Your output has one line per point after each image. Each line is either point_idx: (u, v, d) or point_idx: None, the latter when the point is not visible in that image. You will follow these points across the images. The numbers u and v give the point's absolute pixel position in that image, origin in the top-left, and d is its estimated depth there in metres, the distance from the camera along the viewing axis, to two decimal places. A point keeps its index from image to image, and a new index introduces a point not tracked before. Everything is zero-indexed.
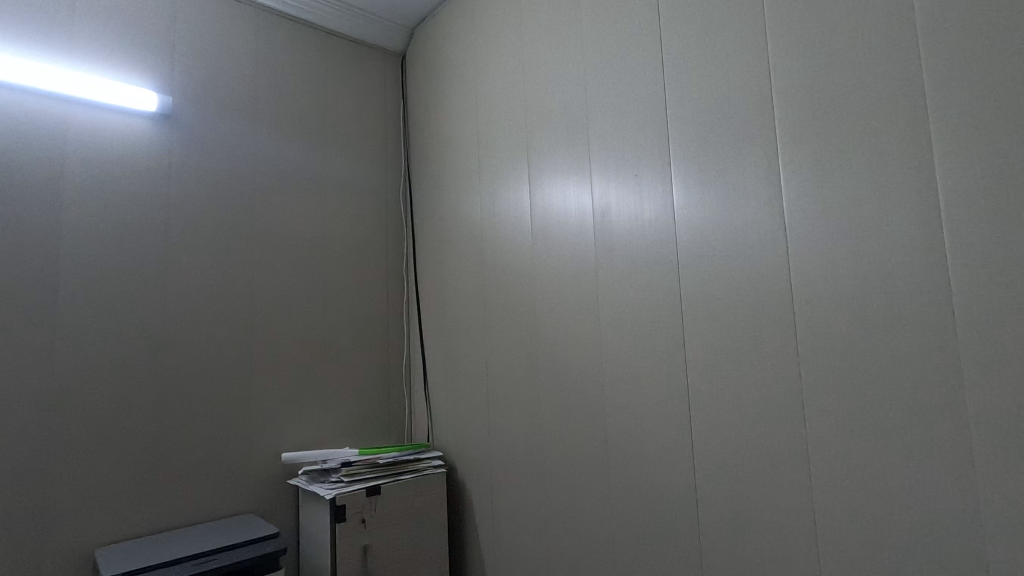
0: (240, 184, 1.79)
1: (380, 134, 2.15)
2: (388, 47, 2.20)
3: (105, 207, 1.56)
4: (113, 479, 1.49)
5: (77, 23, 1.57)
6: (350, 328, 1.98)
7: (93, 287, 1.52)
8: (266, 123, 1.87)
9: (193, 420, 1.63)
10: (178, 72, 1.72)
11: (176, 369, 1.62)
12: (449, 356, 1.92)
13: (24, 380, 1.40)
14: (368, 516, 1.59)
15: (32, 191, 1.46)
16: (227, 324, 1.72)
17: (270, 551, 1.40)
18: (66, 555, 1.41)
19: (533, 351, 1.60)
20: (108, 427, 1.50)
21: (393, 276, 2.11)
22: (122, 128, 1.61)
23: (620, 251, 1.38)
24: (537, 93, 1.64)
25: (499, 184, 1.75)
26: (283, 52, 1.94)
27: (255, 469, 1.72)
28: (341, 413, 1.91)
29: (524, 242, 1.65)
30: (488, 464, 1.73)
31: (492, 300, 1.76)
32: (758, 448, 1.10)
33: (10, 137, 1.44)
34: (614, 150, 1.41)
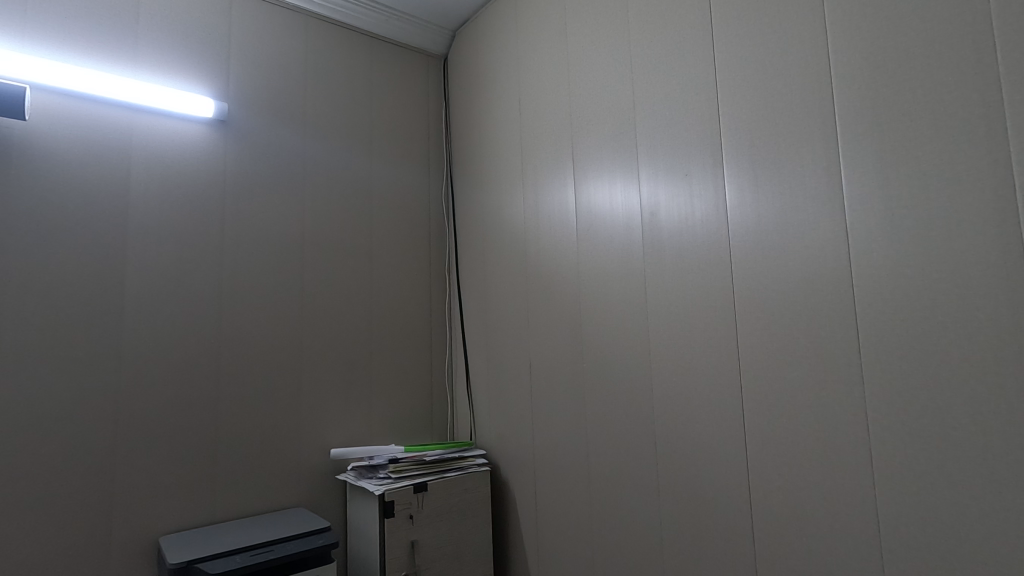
0: (290, 187, 1.84)
1: (423, 136, 2.17)
2: (430, 50, 2.22)
3: (167, 210, 1.62)
4: (175, 472, 1.56)
5: (141, 35, 1.64)
6: (395, 328, 2.01)
7: (155, 287, 1.59)
8: (315, 127, 1.92)
9: (248, 415, 1.69)
10: (233, 79, 1.78)
11: (232, 366, 1.68)
12: (492, 355, 1.94)
13: (95, 375, 1.48)
14: (415, 512, 1.62)
15: (102, 195, 1.54)
16: (278, 322, 1.77)
17: (322, 544, 1.44)
18: (132, 542, 1.48)
19: (578, 352, 1.60)
20: (170, 422, 1.57)
21: (435, 276, 2.14)
22: (182, 134, 1.67)
23: (669, 252, 1.36)
24: (582, 93, 1.63)
25: (543, 183, 1.75)
26: (331, 57, 1.98)
27: (306, 464, 1.77)
28: (386, 411, 1.95)
29: (569, 242, 1.65)
30: (532, 463, 1.74)
31: (535, 300, 1.76)
32: (815, 454, 1.07)
33: (81, 144, 1.52)
34: (664, 149, 1.39)
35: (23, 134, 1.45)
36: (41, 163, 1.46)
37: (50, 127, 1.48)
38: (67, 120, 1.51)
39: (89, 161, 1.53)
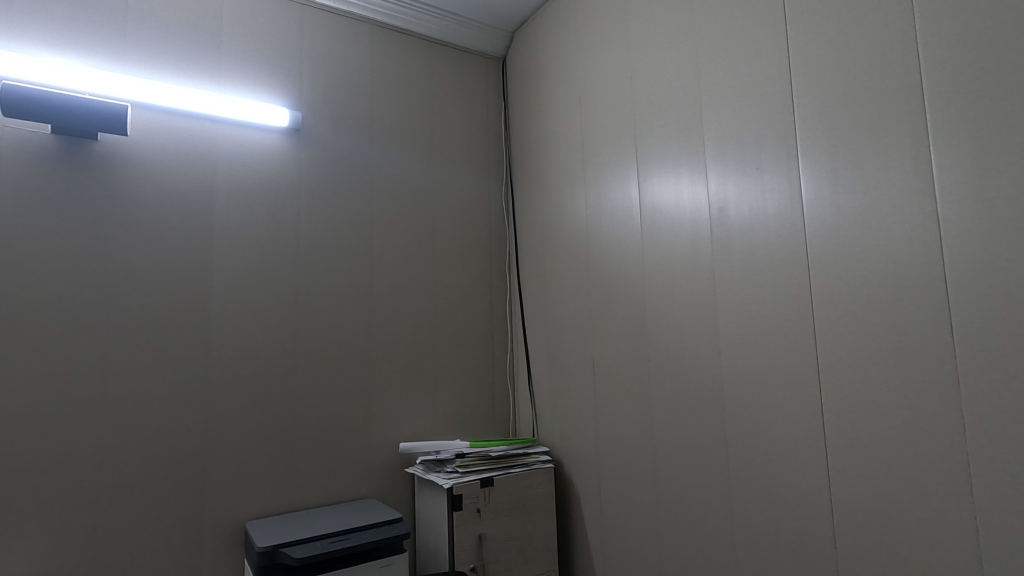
0: (358, 191, 1.92)
1: (482, 138, 2.21)
2: (489, 52, 2.26)
3: (249, 215, 1.72)
4: (258, 462, 1.66)
5: (224, 51, 1.74)
6: (458, 326, 2.05)
7: (239, 288, 1.69)
8: (380, 132, 1.99)
9: (322, 409, 1.77)
10: (305, 89, 1.87)
11: (308, 362, 1.77)
12: (554, 353, 1.95)
13: (188, 371, 1.59)
14: (482, 507, 1.66)
15: (191, 203, 1.65)
16: (349, 320, 1.85)
17: (396, 535, 1.50)
18: (222, 526, 1.59)
19: (643, 351, 1.59)
20: (252, 414, 1.66)
21: (496, 275, 2.17)
22: (261, 143, 1.77)
23: (739, 247, 1.33)
24: (646, 88, 1.61)
25: (605, 180, 1.74)
26: (395, 64, 2.05)
27: (376, 457, 1.84)
28: (450, 407, 2.00)
29: (633, 239, 1.64)
30: (596, 461, 1.74)
31: (598, 298, 1.76)
32: (903, 456, 1.03)
33: (172, 156, 1.63)
34: (733, 142, 1.36)
35: (123, 147, 1.57)
36: (139, 174, 1.58)
37: (146, 141, 1.60)
38: (160, 133, 1.62)
39: (179, 172, 1.64)
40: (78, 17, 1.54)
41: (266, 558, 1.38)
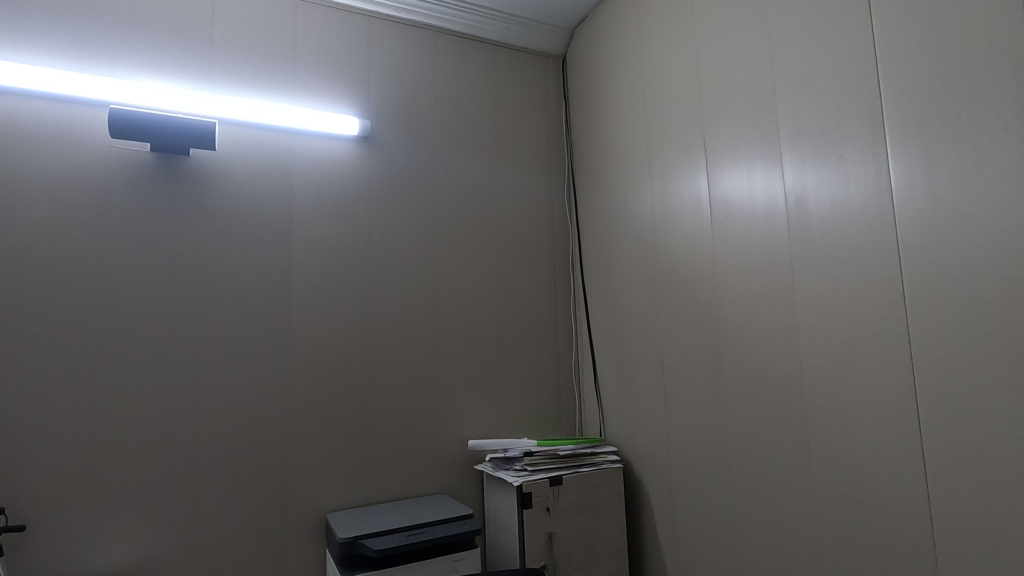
0: (424, 194, 1.97)
1: (543, 137, 2.21)
2: (549, 51, 2.26)
3: (324, 221, 1.81)
4: (336, 456, 1.74)
5: (299, 66, 1.83)
6: (522, 326, 2.07)
7: (316, 291, 1.77)
8: (444, 136, 2.03)
9: (394, 407, 1.83)
10: (374, 98, 1.94)
11: (380, 361, 1.83)
12: (620, 352, 1.93)
13: (271, 369, 1.69)
14: (552, 505, 1.66)
15: (272, 211, 1.74)
16: (418, 320, 1.90)
17: (467, 530, 1.52)
18: (305, 517, 1.68)
19: (715, 350, 1.54)
20: (330, 411, 1.74)
21: (559, 274, 2.16)
22: (334, 152, 1.85)
23: (820, 240, 1.27)
24: (714, 79, 1.56)
25: (673, 175, 1.70)
26: (457, 69, 2.09)
27: (446, 454, 1.89)
28: (517, 405, 2.02)
29: (703, 235, 1.59)
30: (666, 462, 1.71)
31: (666, 295, 1.72)
32: (1015, 462, 0.94)
33: (255, 167, 1.74)
34: (811, 130, 1.29)
35: (212, 161, 1.68)
36: (226, 186, 1.69)
37: (231, 154, 1.71)
38: (243, 147, 1.73)
39: (261, 183, 1.74)
40: (171, 43, 1.66)
41: (346, 549, 1.44)
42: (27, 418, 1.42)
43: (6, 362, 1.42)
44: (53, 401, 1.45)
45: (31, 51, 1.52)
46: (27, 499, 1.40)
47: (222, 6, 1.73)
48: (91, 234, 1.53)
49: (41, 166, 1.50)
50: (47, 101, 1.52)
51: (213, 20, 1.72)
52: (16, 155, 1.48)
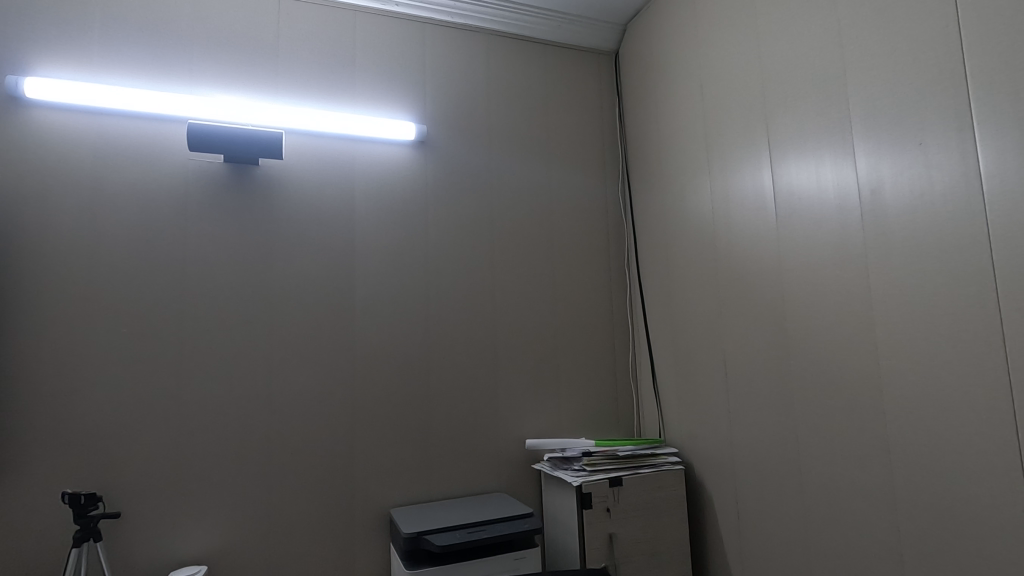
0: (479, 196, 1.99)
1: (596, 135, 2.19)
2: (601, 47, 2.24)
3: (383, 224, 1.86)
4: (398, 453, 1.78)
5: (359, 74, 1.89)
6: (578, 325, 2.06)
7: (377, 293, 1.82)
8: (498, 137, 2.05)
9: (453, 405, 1.86)
10: (429, 103, 1.97)
11: (439, 360, 1.87)
12: (680, 351, 1.89)
13: (336, 369, 1.75)
14: (612, 506, 1.64)
15: (334, 216, 1.81)
16: (475, 320, 1.93)
17: (528, 529, 1.53)
18: (370, 511, 1.73)
19: (782, 349, 1.48)
20: (391, 409, 1.79)
21: (615, 272, 2.14)
22: (392, 157, 1.90)
23: (898, 232, 1.20)
24: (778, 67, 1.50)
25: (734, 168, 1.65)
26: (509, 70, 2.10)
27: (504, 453, 1.90)
28: (574, 405, 2.01)
29: (768, 229, 1.53)
30: (730, 465, 1.66)
31: (728, 293, 1.67)
32: None
33: (318, 174, 1.81)
34: (887, 116, 1.22)
35: (279, 170, 1.76)
36: (292, 193, 1.77)
37: (297, 163, 1.79)
38: (308, 155, 1.80)
39: (324, 189, 1.81)
40: (241, 59, 1.75)
41: (410, 543, 1.48)
42: (119, 413, 1.53)
43: (101, 362, 1.54)
44: (143, 399, 1.56)
45: (120, 74, 1.64)
46: (120, 489, 1.51)
47: (286, 21, 1.81)
48: (173, 242, 1.63)
49: (129, 180, 1.61)
50: (133, 120, 1.63)
51: (279, 35, 1.80)
52: (108, 170, 1.60)
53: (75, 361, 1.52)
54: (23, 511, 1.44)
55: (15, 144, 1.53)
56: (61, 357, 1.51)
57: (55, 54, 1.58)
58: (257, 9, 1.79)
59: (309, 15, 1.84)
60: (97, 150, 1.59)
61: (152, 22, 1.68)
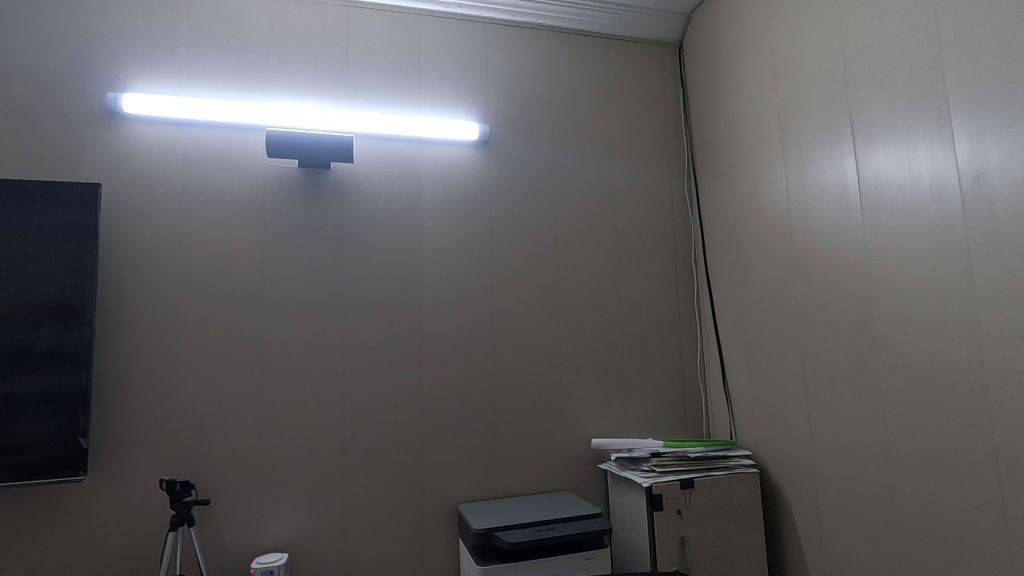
0: (542, 193, 1.99)
1: (660, 128, 2.14)
2: (664, 39, 2.18)
3: (448, 224, 1.88)
4: (465, 450, 1.80)
5: (423, 77, 1.92)
6: (643, 323, 2.02)
7: (444, 292, 1.85)
8: (560, 134, 2.03)
9: (518, 403, 1.87)
10: (492, 102, 1.98)
11: (504, 358, 1.88)
12: (753, 351, 1.82)
13: (405, 366, 1.79)
14: (684, 509, 1.60)
15: (402, 216, 1.85)
16: (539, 318, 1.92)
17: (598, 529, 1.51)
18: (439, 506, 1.76)
19: (869, 347, 1.39)
20: (458, 406, 1.82)
21: (681, 269, 2.09)
22: (457, 157, 1.92)
23: (1008, 221, 1.10)
24: (862, 49, 1.41)
25: (813, 158, 1.57)
26: (570, 66, 2.08)
27: (570, 452, 1.89)
28: (640, 405, 1.97)
29: (852, 222, 1.45)
30: (811, 470, 1.58)
31: (806, 289, 1.59)
32: None
33: (386, 176, 1.85)
34: (993, 95, 1.12)
35: (349, 173, 1.82)
36: (361, 195, 1.82)
37: (366, 166, 1.84)
38: (376, 158, 1.85)
39: (392, 190, 1.85)
40: (313, 67, 1.82)
41: (481, 539, 1.49)
42: (208, 407, 1.63)
43: (191, 358, 1.64)
44: (228, 393, 1.65)
45: (205, 86, 1.73)
46: (209, 478, 1.61)
47: (355, 28, 1.87)
48: (252, 246, 1.71)
49: (213, 187, 1.71)
50: (217, 129, 1.73)
51: (349, 43, 1.86)
52: (194, 179, 1.70)
53: (168, 358, 1.62)
54: (126, 497, 1.55)
55: (116, 156, 1.65)
56: (156, 354, 1.62)
57: (148, 72, 1.70)
58: (327, 18, 1.85)
59: (377, 22, 1.89)
60: (185, 159, 1.70)
61: (233, 36, 1.77)
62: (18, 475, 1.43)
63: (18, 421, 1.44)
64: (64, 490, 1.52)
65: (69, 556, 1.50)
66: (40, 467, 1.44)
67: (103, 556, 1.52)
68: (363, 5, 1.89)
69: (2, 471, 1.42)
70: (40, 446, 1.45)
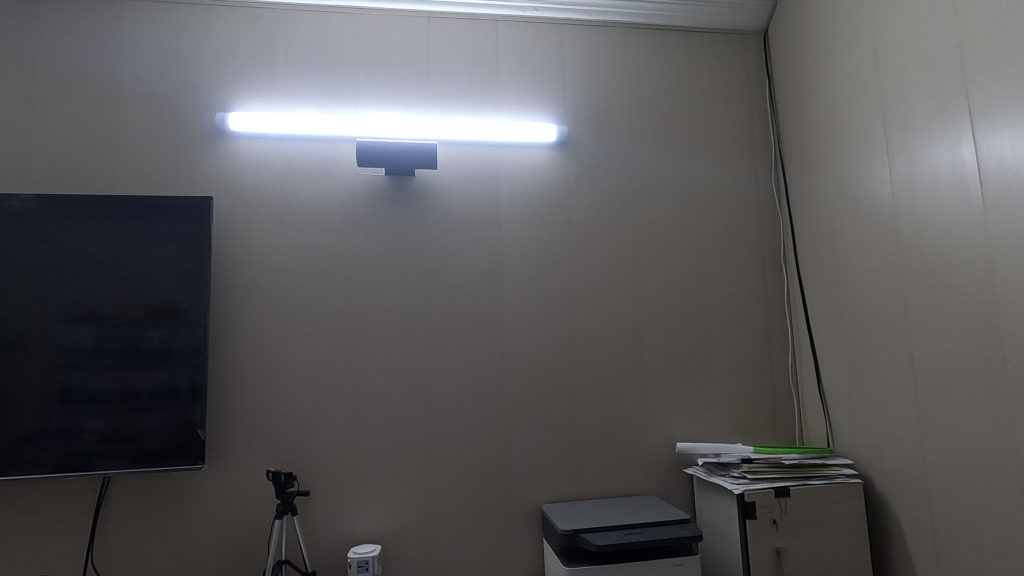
0: (621, 193, 1.96)
1: (745, 121, 2.06)
2: (748, 27, 2.10)
3: (527, 225, 1.90)
4: (547, 451, 1.81)
5: (502, 80, 1.95)
6: (729, 323, 1.95)
7: (524, 293, 1.87)
8: (640, 132, 2.00)
9: (599, 405, 1.85)
10: (569, 102, 1.98)
11: (585, 360, 1.87)
12: (852, 354, 1.71)
13: (488, 367, 1.82)
14: (779, 518, 1.53)
15: (482, 219, 1.89)
16: (620, 319, 1.90)
17: (686, 535, 1.47)
18: (523, 506, 1.78)
19: (993, 350, 1.27)
20: (540, 406, 1.83)
21: (769, 267, 2.00)
22: (536, 159, 1.94)
23: None
24: (982, 23, 1.29)
25: (922, 144, 1.45)
26: (649, 61, 2.04)
27: (654, 455, 1.86)
28: (728, 409, 1.90)
29: (970, 213, 1.33)
30: (924, 483, 1.46)
31: (915, 287, 1.48)
32: None
33: (467, 181, 1.89)
34: None
35: (433, 180, 1.88)
36: (444, 200, 1.88)
37: (448, 172, 1.89)
38: (458, 163, 1.90)
39: (473, 194, 1.89)
40: (398, 78, 1.89)
41: (568, 540, 1.49)
42: (306, 404, 1.73)
43: (291, 358, 1.75)
44: (325, 391, 1.75)
45: (300, 101, 1.85)
46: (309, 471, 1.71)
47: (436, 38, 1.93)
48: (344, 252, 1.81)
49: (308, 197, 1.81)
50: (312, 142, 1.84)
51: (430, 52, 1.92)
52: (292, 190, 1.81)
53: (271, 358, 1.74)
54: (236, 486, 1.68)
55: (224, 171, 1.79)
56: (261, 353, 1.74)
57: (251, 92, 1.83)
58: (409, 30, 1.92)
59: (456, 30, 1.94)
60: (284, 171, 1.81)
61: (324, 52, 1.87)
62: (138, 463, 1.57)
63: (135, 414, 1.59)
64: (183, 478, 1.66)
65: (189, 539, 1.65)
66: (154, 456, 1.58)
67: (217, 541, 1.65)
68: (443, 14, 1.94)
69: (122, 459, 1.57)
70: (156, 437, 1.59)
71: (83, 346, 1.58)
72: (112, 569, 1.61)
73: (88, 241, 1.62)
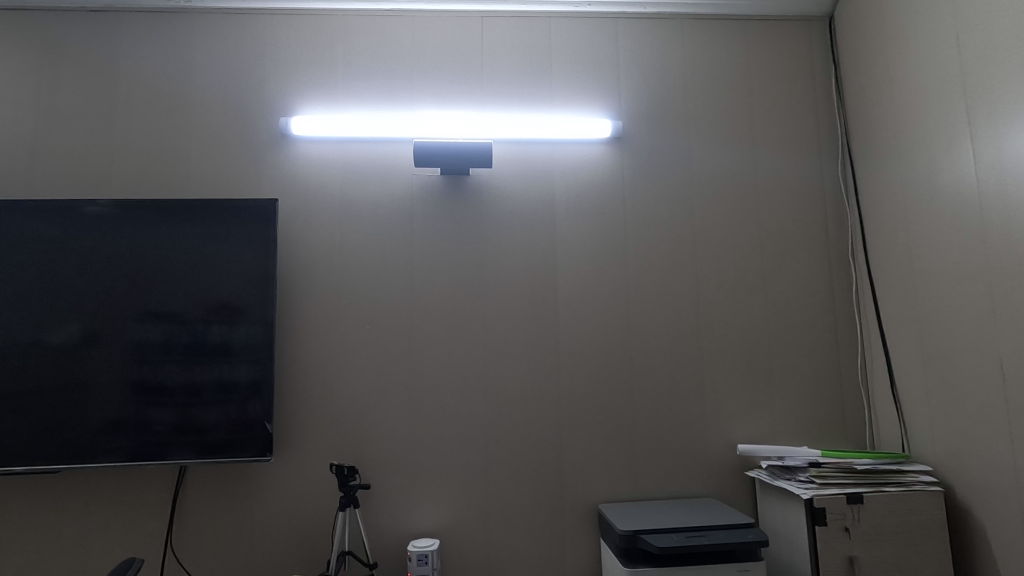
0: (677, 188, 1.92)
1: (809, 110, 1.97)
2: (812, 13, 2.01)
3: (582, 222, 1.89)
4: (603, 450, 1.79)
5: (555, 77, 1.94)
6: (793, 322, 1.88)
7: (579, 291, 1.85)
8: (697, 124, 1.95)
9: (657, 404, 1.82)
10: (623, 97, 1.95)
11: (641, 358, 1.84)
12: (931, 354, 1.61)
13: (543, 365, 1.82)
14: (852, 526, 1.46)
15: (536, 216, 1.88)
16: (678, 317, 1.86)
17: (752, 540, 1.42)
18: (579, 505, 1.77)
19: None
20: (596, 405, 1.81)
21: (835, 263, 1.91)
22: (590, 155, 1.92)
23: None
24: None
25: (1012, 130, 1.35)
26: (706, 52, 1.99)
27: (714, 457, 1.81)
28: (792, 410, 1.83)
29: None
30: (1014, 493, 1.36)
31: (1004, 282, 1.38)
32: None
33: (521, 179, 1.89)
34: None
35: (487, 179, 1.89)
36: (498, 198, 1.88)
37: (502, 171, 1.90)
38: (512, 161, 1.90)
39: (528, 192, 1.89)
40: (453, 78, 1.91)
41: (628, 541, 1.48)
42: (366, 400, 1.78)
43: (352, 355, 1.79)
44: (384, 388, 1.78)
45: (358, 104, 1.89)
46: (369, 465, 1.75)
47: (490, 37, 1.94)
48: (402, 250, 1.84)
49: (366, 198, 1.86)
50: (370, 144, 1.88)
51: (484, 52, 1.93)
52: (351, 190, 1.86)
53: (333, 354, 1.79)
54: (301, 477, 1.74)
55: (288, 174, 1.86)
56: (323, 350, 1.79)
57: (311, 96, 1.89)
58: (462, 29, 1.93)
59: (509, 28, 1.95)
60: (344, 172, 1.86)
61: (381, 56, 1.91)
62: (204, 453, 1.65)
63: (202, 407, 1.66)
64: (252, 469, 1.74)
65: (258, 528, 1.71)
66: (219, 447, 1.65)
67: (285, 530, 1.72)
68: (497, 13, 1.95)
69: (189, 449, 1.65)
70: (220, 429, 1.66)
71: (153, 343, 1.67)
72: (188, 555, 1.70)
73: (158, 243, 1.71)
